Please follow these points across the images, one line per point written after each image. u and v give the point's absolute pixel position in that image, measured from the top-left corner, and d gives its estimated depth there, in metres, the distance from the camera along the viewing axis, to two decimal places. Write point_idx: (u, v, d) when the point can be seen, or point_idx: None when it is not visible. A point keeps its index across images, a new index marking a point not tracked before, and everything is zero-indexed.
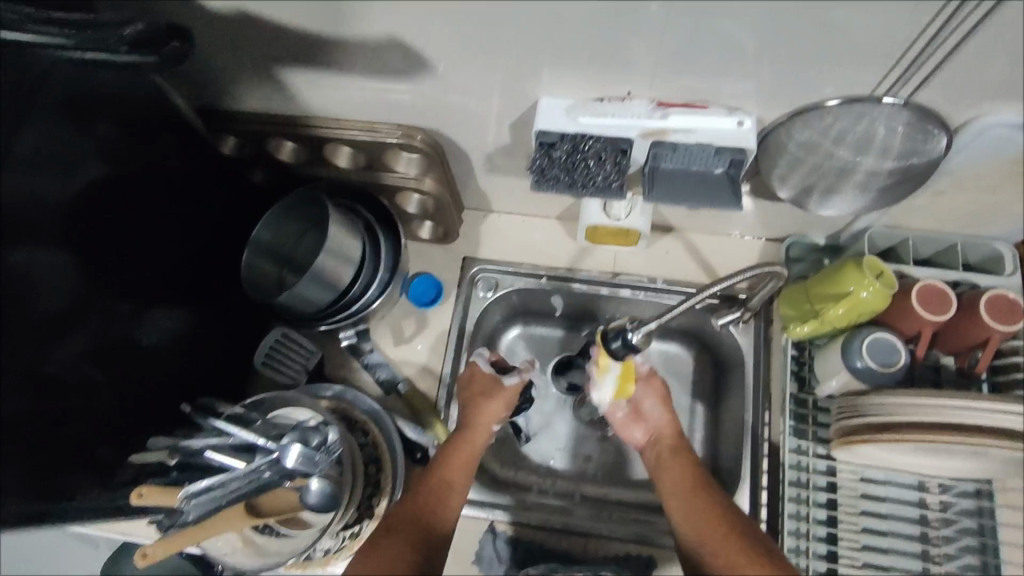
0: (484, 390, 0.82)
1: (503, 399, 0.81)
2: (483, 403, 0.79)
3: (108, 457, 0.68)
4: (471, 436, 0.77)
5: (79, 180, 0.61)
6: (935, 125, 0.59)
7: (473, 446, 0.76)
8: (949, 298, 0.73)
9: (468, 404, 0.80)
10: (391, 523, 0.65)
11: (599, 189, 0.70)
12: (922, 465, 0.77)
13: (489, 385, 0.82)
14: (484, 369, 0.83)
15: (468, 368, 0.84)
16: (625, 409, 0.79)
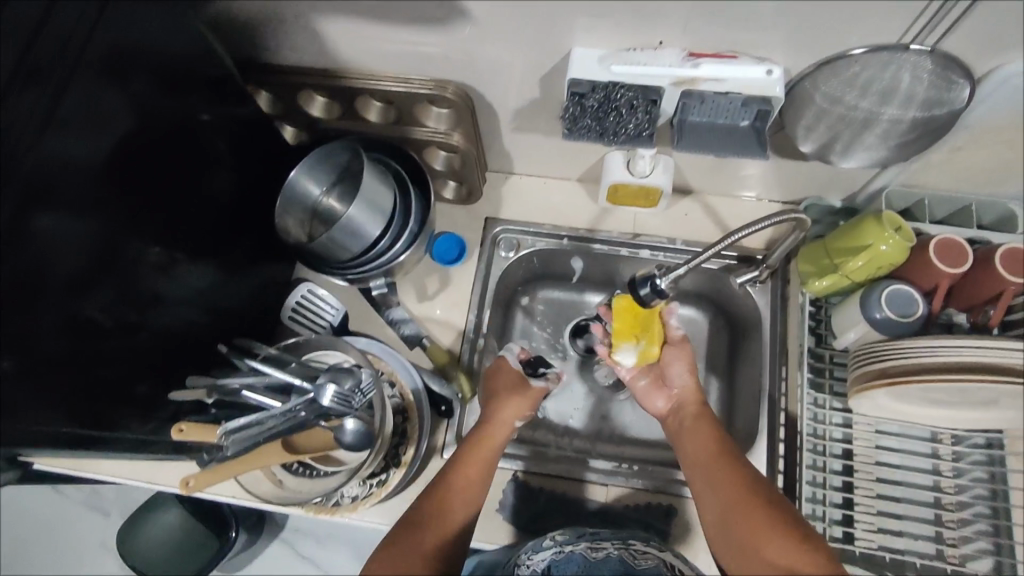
0: (509, 387, 0.81)
1: (528, 398, 0.80)
2: (505, 400, 0.79)
3: (147, 392, 0.70)
4: (489, 432, 0.76)
5: (115, 132, 0.63)
6: (958, 74, 0.62)
7: (492, 443, 0.75)
8: (965, 253, 0.75)
9: (492, 400, 0.80)
10: (407, 521, 0.65)
11: (631, 138, 0.72)
12: (932, 416, 0.80)
13: (514, 384, 0.82)
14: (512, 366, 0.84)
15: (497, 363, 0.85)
16: (647, 376, 0.82)
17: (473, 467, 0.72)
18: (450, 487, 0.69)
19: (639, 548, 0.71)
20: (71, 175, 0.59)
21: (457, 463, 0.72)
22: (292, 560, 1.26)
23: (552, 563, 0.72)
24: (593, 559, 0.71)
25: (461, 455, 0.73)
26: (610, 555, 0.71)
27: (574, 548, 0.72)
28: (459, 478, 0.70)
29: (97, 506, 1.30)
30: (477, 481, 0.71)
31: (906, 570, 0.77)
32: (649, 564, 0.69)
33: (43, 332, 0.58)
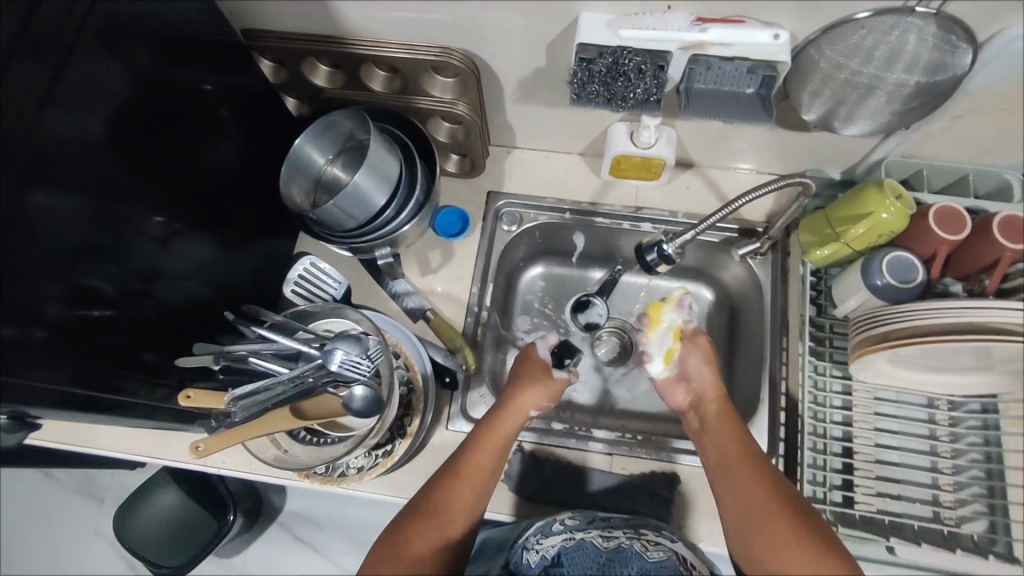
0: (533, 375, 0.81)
1: (547, 388, 0.80)
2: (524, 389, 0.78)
3: (154, 359, 0.70)
4: (504, 419, 0.75)
5: (112, 99, 0.62)
6: (962, 38, 0.63)
7: (505, 429, 0.74)
8: (965, 220, 0.76)
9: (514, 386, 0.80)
10: (414, 506, 0.68)
11: (639, 103, 0.72)
12: (930, 381, 0.81)
13: (538, 372, 0.81)
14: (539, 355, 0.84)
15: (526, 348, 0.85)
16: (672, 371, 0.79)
17: (483, 466, 0.71)
18: (457, 486, 0.68)
19: (651, 540, 0.70)
20: (71, 148, 0.58)
21: (470, 447, 0.72)
22: (290, 543, 1.25)
23: (561, 550, 0.68)
24: (603, 547, 0.68)
25: (472, 451, 0.71)
26: (621, 545, 0.68)
27: (584, 536, 0.71)
28: (467, 477, 0.69)
29: (91, 492, 1.28)
30: (485, 479, 0.70)
31: (905, 532, 0.78)
32: (658, 556, 0.66)
33: (46, 299, 0.57)
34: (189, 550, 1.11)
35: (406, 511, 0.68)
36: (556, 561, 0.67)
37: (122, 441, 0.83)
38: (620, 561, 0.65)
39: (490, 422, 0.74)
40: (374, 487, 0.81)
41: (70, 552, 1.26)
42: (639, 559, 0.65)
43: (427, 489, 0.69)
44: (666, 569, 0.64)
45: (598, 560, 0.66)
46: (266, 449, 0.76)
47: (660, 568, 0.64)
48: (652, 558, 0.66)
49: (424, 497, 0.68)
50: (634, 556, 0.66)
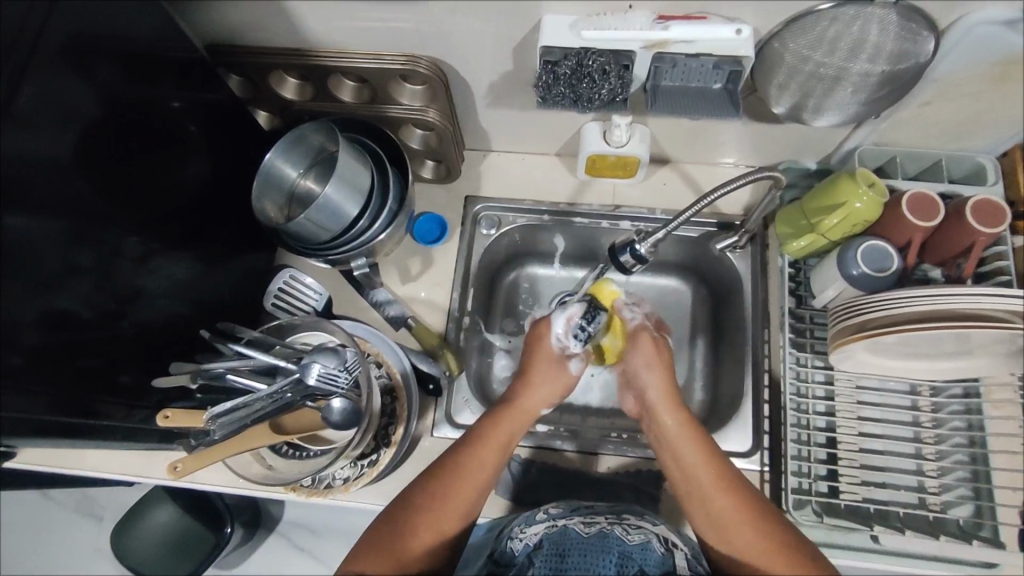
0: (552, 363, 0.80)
1: (559, 383, 0.79)
2: (534, 386, 0.77)
3: (131, 380, 0.70)
4: (515, 415, 0.73)
5: (75, 119, 0.61)
6: (923, 25, 0.63)
7: (513, 427, 0.72)
8: (937, 205, 0.76)
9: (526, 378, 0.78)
10: (410, 497, 0.66)
11: (604, 103, 0.72)
12: (911, 368, 0.81)
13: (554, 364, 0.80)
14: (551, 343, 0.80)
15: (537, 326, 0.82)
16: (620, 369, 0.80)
17: (484, 468, 0.68)
18: (457, 486, 0.67)
19: (632, 524, 0.67)
20: (36, 169, 0.58)
21: (477, 444, 0.69)
22: (289, 551, 1.24)
23: (544, 536, 0.67)
24: (585, 533, 0.66)
25: (479, 450, 0.69)
26: (604, 530, 0.66)
27: (566, 521, 0.68)
28: (469, 479, 0.67)
29: (89, 510, 1.28)
30: (483, 483, 0.68)
31: (890, 519, 0.79)
32: (640, 538, 0.65)
33: (19, 325, 0.57)
34: (187, 563, 1.12)
35: (400, 503, 0.66)
36: (538, 546, 0.66)
37: (109, 462, 0.83)
38: (601, 545, 0.63)
39: (496, 423, 0.72)
40: (362, 497, 0.81)
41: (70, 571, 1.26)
42: (620, 543, 0.64)
43: (425, 479, 0.68)
44: (647, 553, 0.63)
45: (579, 545, 0.64)
46: (250, 465, 0.77)
47: (642, 552, 0.63)
48: (634, 540, 0.64)
49: (420, 492, 0.66)
50: (615, 540, 0.64)
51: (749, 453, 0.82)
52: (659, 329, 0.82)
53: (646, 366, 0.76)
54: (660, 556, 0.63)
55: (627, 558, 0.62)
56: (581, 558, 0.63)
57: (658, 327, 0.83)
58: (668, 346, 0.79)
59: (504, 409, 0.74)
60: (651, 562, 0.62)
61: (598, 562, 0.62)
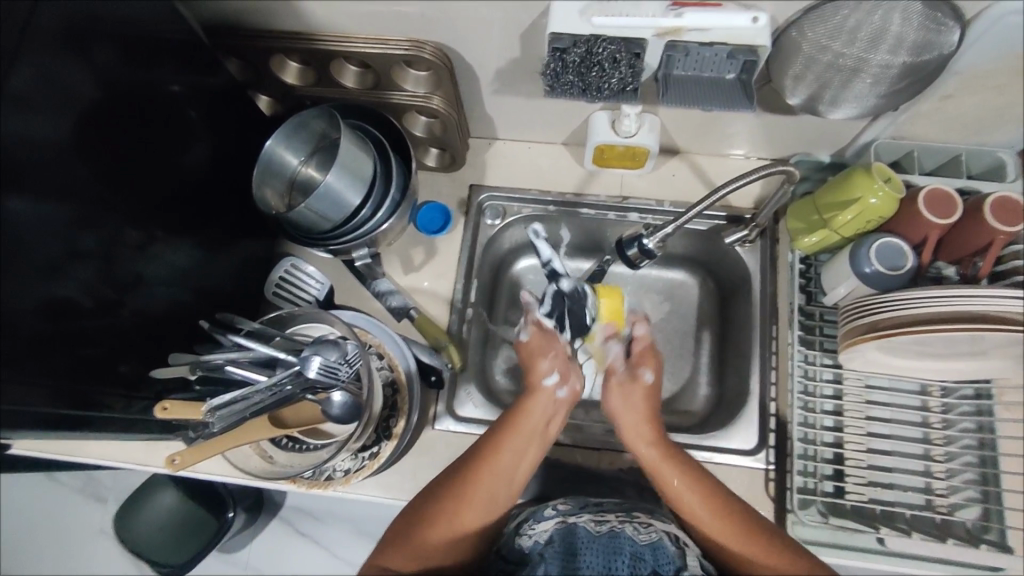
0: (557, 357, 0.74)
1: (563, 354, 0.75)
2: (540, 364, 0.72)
3: (131, 370, 0.69)
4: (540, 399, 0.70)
5: (72, 106, 0.60)
6: (948, 16, 0.60)
7: (539, 414, 0.70)
8: (954, 201, 0.74)
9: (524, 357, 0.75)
10: (432, 492, 0.67)
11: (614, 92, 0.70)
12: (923, 369, 0.79)
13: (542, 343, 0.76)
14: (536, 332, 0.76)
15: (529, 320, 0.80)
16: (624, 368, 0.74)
17: (514, 453, 0.67)
18: (485, 475, 0.65)
19: (643, 521, 0.66)
20: (34, 153, 0.57)
21: (506, 436, 0.67)
22: (291, 536, 1.24)
23: (554, 533, 0.66)
24: (596, 532, 0.65)
25: (507, 443, 0.67)
26: (615, 529, 0.65)
27: (576, 519, 0.67)
28: (500, 464, 0.66)
29: (93, 492, 1.29)
30: (512, 469, 0.67)
31: (897, 520, 0.78)
32: (650, 537, 0.64)
33: (19, 315, 0.56)
34: (190, 549, 1.11)
35: (423, 495, 0.67)
36: (549, 543, 0.65)
37: (111, 449, 0.83)
38: (612, 546, 0.63)
39: (523, 406, 0.69)
40: (362, 489, 0.81)
41: (76, 552, 1.27)
42: (631, 543, 0.64)
43: (451, 471, 0.67)
44: (659, 552, 0.63)
45: (590, 546, 0.64)
46: (251, 456, 0.76)
47: (654, 553, 0.63)
48: (645, 540, 0.64)
49: (445, 485, 0.66)
50: (627, 540, 0.64)
51: (755, 451, 0.81)
52: (638, 366, 0.74)
53: (621, 407, 0.72)
54: (671, 554, 0.63)
55: (638, 559, 0.63)
56: (594, 559, 0.63)
57: (638, 363, 0.74)
58: (649, 389, 0.72)
59: (532, 398, 0.70)
60: (664, 562, 0.62)
61: (611, 563, 0.62)
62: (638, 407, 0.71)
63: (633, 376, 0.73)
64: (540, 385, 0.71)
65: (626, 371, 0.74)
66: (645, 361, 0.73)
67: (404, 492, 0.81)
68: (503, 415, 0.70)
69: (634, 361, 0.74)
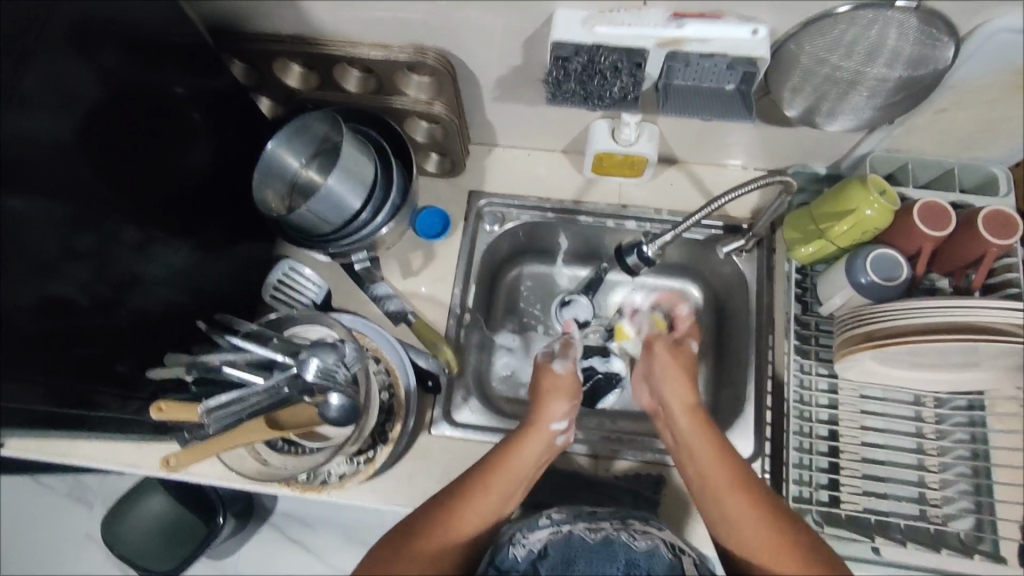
0: (565, 392, 0.77)
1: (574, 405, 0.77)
2: (551, 402, 0.75)
3: (126, 371, 0.68)
4: (533, 434, 0.72)
5: (79, 105, 0.60)
6: (943, 32, 0.62)
7: (531, 451, 0.71)
8: (949, 214, 0.75)
9: (536, 399, 0.77)
10: (415, 522, 0.64)
11: (615, 101, 0.71)
12: (917, 379, 0.80)
13: (563, 386, 0.78)
14: (562, 372, 0.80)
15: (540, 368, 0.81)
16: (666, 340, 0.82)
17: (504, 490, 0.67)
18: (474, 500, 0.65)
19: (639, 529, 0.66)
20: (34, 151, 0.57)
21: (495, 467, 0.68)
22: (281, 543, 1.23)
23: (548, 543, 0.65)
24: (591, 540, 0.64)
25: (494, 472, 0.68)
26: (610, 537, 0.65)
27: (570, 529, 0.66)
28: (487, 495, 0.66)
29: (81, 496, 1.27)
30: (501, 505, 0.67)
31: (891, 530, 0.78)
32: (646, 545, 0.64)
33: (16, 312, 0.55)
34: (172, 559, 1.09)
35: (408, 523, 0.65)
36: (543, 552, 0.64)
37: (103, 451, 0.82)
38: (607, 553, 0.62)
39: (522, 442, 0.71)
40: (357, 494, 0.80)
41: (60, 557, 1.24)
42: (627, 549, 0.63)
43: (447, 489, 0.67)
44: (655, 560, 0.62)
45: (586, 551, 0.63)
46: (247, 459, 0.76)
47: (649, 559, 0.61)
48: (640, 547, 0.63)
49: (439, 503, 0.66)
50: (622, 547, 0.63)
51: (750, 460, 0.81)
52: (683, 339, 0.82)
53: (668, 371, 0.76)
54: (668, 562, 0.62)
55: (634, 565, 0.61)
56: (588, 566, 0.61)
57: (685, 335, 0.83)
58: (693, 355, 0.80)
59: (524, 433, 0.72)
60: (660, 568, 0.61)
61: (605, 569, 0.61)
62: (676, 381, 0.75)
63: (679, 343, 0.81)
64: (545, 427, 0.73)
65: (673, 339, 0.82)
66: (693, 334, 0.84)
67: (399, 497, 0.80)
68: (498, 448, 0.71)
69: (681, 334, 0.83)
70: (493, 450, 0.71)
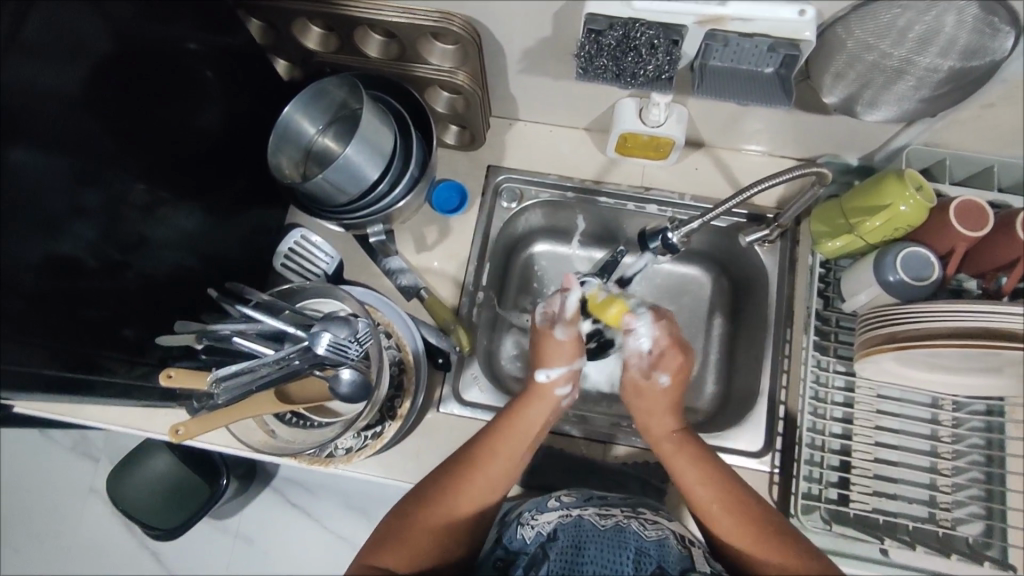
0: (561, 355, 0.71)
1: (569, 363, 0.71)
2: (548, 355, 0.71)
3: (134, 336, 0.67)
4: (533, 400, 0.70)
5: (85, 58, 0.57)
6: (1004, 21, 0.58)
7: (529, 420, 0.69)
8: (987, 215, 0.73)
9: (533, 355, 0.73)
10: (418, 493, 0.65)
11: (649, 81, 0.67)
12: (939, 384, 0.78)
13: (558, 352, 0.71)
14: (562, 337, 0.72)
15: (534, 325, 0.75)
16: (641, 367, 0.71)
17: (507, 458, 0.66)
18: (477, 471, 0.65)
19: (649, 519, 0.65)
20: (44, 106, 0.54)
21: (493, 436, 0.67)
22: (284, 509, 1.24)
23: (558, 526, 0.64)
24: (601, 525, 0.64)
25: (493, 443, 0.66)
26: (620, 524, 0.64)
27: (580, 512, 0.66)
28: (492, 467, 0.66)
29: (85, 451, 1.28)
30: (507, 473, 0.67)
31: (898, 531, 0.77)
32: (656, 534, 0.63)
33: (20, 271, 0.54)
34: (185, 513, 1.11)
35: (413, 495, 0.65)
36: (552, 537, 0.64)
37: (109, 412, 0.82)
38: (618, 541, 0.62)
39: (522, 410, 0.69)
40: (364, 468, 0.80)
41: (64, 510, 1.26)
42: (637, 538, 0.62)
43: (445, 466, 0.67)
44: (665, 549, 0.61)
45: (595, 539, 0.62)
46: (254, 429, 0.75)
47: (660, 549, 0.61)
48: (651, 537, 0.62)
49: (438, 479, 0.65)
50: (632, 535, 0.62)
51: (760, 454, 0.80)
52: (656, 368, 0.70)
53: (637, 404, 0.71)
54: (678, 553, 0.61)
55: (643, 553, 0.61)
56: (598, 554, 0.61)
57: (659, 363, 0.70)
58: (665, 392, 0.70)
59: (524, 399, 0.70)
60: (670, 558, 0.60)
61: (615, 559, 0.60)
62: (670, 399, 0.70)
63: (647, 375, 0.70)
64: (548, 394, 0.70)
65: (644, 368, 0.70)
66: (673, 353, 0.70)
67: (405, 474, 0.80)
68: (500, 416, 0.69)
69: (654, 359, 0.70)
70: (495, 420, 0.69)
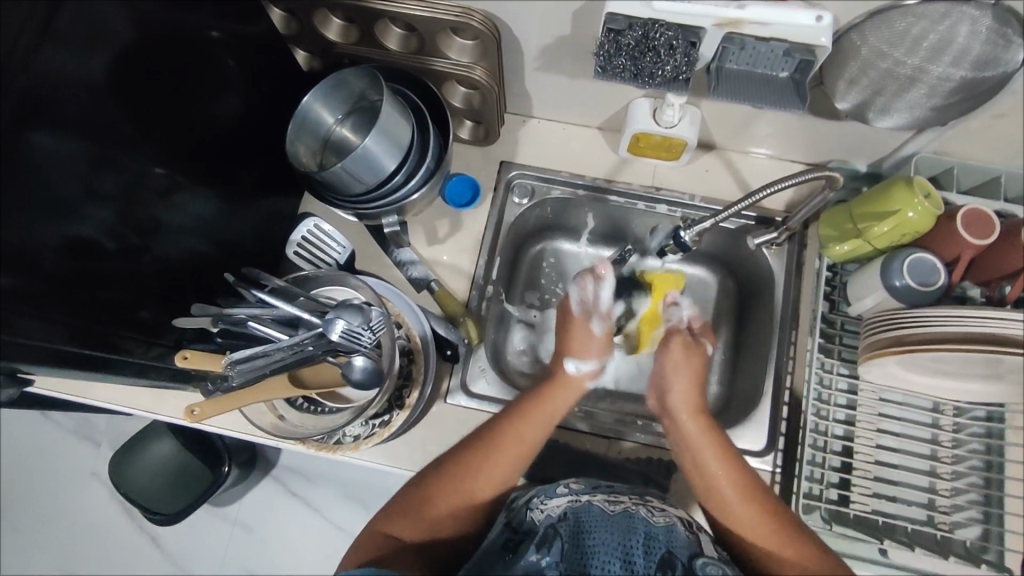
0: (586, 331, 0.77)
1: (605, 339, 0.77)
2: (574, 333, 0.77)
3: (150, 318, 0.68)
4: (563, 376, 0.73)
5: (110, 41, 0.58)
6: (1017, 33, 0.59)
7: (559, 396, 0.71)
8: (993, 222, 0.74)
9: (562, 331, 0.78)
10: (444, 462, 0.66)
11: (666, 81, 0.68)
12: (941, 389, 0.79)
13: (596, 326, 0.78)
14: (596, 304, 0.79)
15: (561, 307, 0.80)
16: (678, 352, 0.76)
17: (537, 431, 0.68)
18: (509, 443, 0.67)
19: (657, 507, 0.66)
20: (67, 87, 0.55)
21: (525, 409, 0.69)
22: (285, 497, 1.25)
23: (569, 509, 0.66)
24: (610, 510, 0.65)
25: (524, 417, 0.68)
26: (629, 510, 0.65)
27: (589, 498, 0.67)
28: (523, 439, 0.67)
29: (88, 435, 1.29)
30: (535, 444, 0.68)
31: (897, 533, 0.78)
32: (665, 520, 0.64)
33: (41, 249, 0.55)
34: (186, 497, 1.11)
35: (436, 464, 0.67)
36: (563, 518, 0.65)
37: (119, 394, 0.82)
38: (627, 525, 0.63)
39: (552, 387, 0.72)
40: (371, 455, 0.81)
41: (65, 492, 1.26)
42: (646, 524, 0.63)
43: (473, 436, 0.68)
44: (673, 535, 0.62)
45: (605, 523, 0.63)
46: (265, 413, 0.76)
47: (668, 534, 0.62)
48: (659, 522, 0.64)
49: (465, 448, 0.67)
50: (642, 520, 0.63)
51: (762, 453, 0.81)
52: (702, 335, 0.80)
53: (670, 375, 0.74)
54: (685, 539, 0.62)
55: (652, 538, 0.61)
56: (609, 536, 0.61)
57: (701, 333, 0.80)
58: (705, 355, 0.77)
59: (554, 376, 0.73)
60: (678, 544, 0.61)
61: (625, 542, 0.61)
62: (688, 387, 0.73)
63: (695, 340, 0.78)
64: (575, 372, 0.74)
65: (692, 338, 0.79)
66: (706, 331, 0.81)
67: (411, 463, 0.81)
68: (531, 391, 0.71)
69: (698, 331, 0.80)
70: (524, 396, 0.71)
